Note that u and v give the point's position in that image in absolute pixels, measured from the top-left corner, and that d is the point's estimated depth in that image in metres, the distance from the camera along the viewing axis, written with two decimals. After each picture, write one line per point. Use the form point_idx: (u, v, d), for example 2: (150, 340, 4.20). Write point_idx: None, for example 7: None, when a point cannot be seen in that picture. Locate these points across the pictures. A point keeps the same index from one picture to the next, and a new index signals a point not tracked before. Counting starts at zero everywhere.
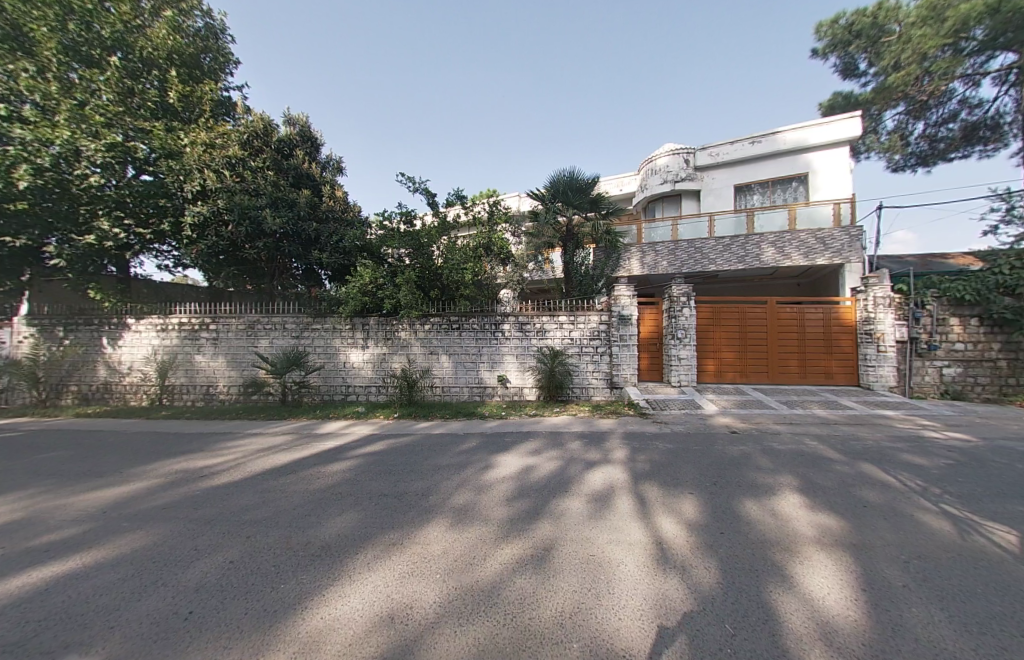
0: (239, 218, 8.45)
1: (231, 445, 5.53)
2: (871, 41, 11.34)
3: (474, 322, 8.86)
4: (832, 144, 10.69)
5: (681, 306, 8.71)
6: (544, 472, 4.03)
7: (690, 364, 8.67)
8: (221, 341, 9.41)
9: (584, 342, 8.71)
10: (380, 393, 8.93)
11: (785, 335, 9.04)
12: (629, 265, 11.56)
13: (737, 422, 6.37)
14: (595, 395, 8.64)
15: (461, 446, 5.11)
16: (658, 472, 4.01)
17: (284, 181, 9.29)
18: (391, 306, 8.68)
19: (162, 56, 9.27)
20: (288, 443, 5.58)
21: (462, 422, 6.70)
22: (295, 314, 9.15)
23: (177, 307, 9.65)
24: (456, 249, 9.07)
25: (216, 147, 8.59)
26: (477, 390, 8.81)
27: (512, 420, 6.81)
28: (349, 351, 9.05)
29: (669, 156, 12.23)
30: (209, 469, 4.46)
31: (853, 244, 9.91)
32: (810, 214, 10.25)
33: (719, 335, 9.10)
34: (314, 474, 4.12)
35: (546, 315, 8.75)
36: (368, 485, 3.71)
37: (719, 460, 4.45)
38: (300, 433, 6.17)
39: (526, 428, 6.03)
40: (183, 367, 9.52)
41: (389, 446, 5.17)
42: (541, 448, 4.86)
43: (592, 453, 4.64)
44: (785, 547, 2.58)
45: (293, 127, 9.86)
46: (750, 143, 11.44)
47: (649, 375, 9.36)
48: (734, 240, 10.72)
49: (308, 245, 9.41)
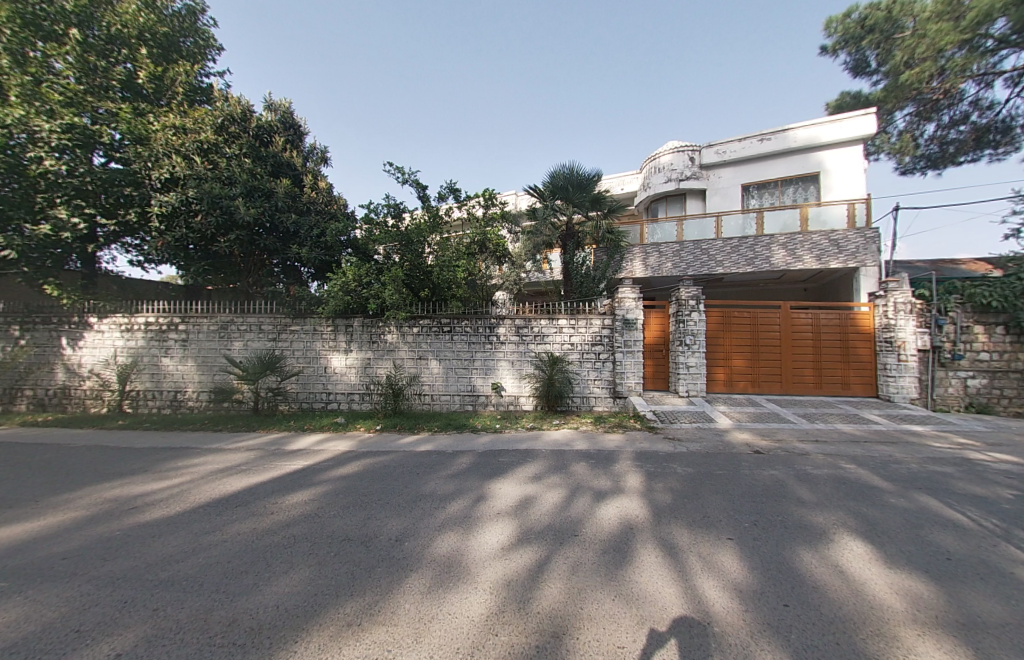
0: (209, 207, 7.68)
1: (184, 465, 4.78)
2: (884, 37, 10.92)
3: (466, 325, 8.20)
4: (845, 142, 10.19)
5: (690, 309, 8.09)
6: (546, 506, 3.34)
7: (699, 372, 8.02)
8: (190, 343, 8.65)
9: (585, 348, 8.07)
10: (364, 402, 8.21)
11: (800, 342, 8.45)
12: (631, 267, 10.94)
13: (758, 439, 5.74)
14: (597, 405, 7.98)
15: (448, 468, 4.40)
16: (683, 507, 3.35)
17: (262, 169, 8.53)
18: (376, 307, 7.98)
19: (133, 33, 8.48)
20: (251, 463, 4.83)
21: (451, 436, 6.01)
22: (272, 315, 8.42)
23: (143, 305, 8.84)
24: (448, 246, 8.33)
25: (188, 131, 7.89)
26: (469, 399, 8.13)
27: (507, 434, 6.12)
28: (331, 355, 8.33)
29: (673, 154, 11.70)
30: (145, 498, 3.72)
31: (869, 246, 9.38)
32: (823, 215, 9.72)
33: (729, 341, 8.48)
34: (269, 508, 3.40)
35: (544, 318, 8.10)
36: (330, 526, 2.99)
37: (751, 491, 3.79)
38: (268, 449, 5.43)
39: (524, 445, 5.34)
40: (148, 371, 8.73)
41: (364, 468, 4.44)
42: (541, 472, 4.19)
43: (601, 479, 3.97)
44: (875, 629, 1.93)
45: (274, 114, 9.20)
46: (759, 140, 10.93)
47: (654, 384, 8.69)
48: (742, 241, 10.17)
49: (288, 240, 8.68)
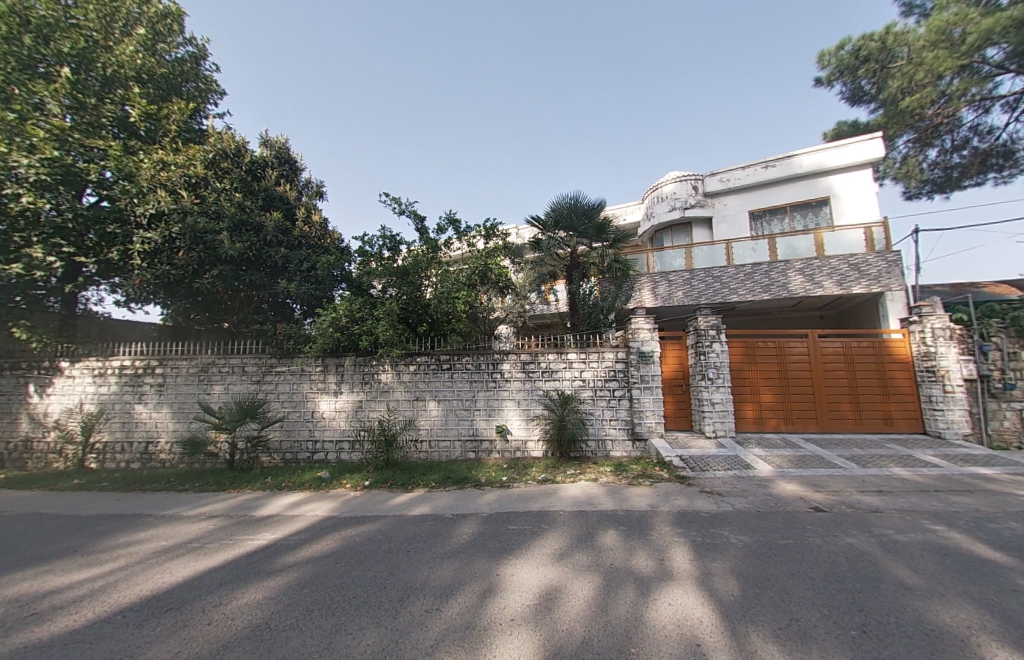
0: (191, 243, 7.22)
1: (124, 542, 3.90)
2: (880, 65, 11.14)
3: (467, 362, 7.52)
4: (853, 167, 9.99)
5: (711, 340, 7.43)
6: (577, 607, 2.49)
7: (726, 409, 7.23)
8: (167, 388, 7.95)
9: (598, 385, 7.35)
10: (353, 451, 7.36)
11: (833, 373, 7.71)
12: (640, 297, 10.41)
13: (810, 491, 4.90)
14: (614, 450, 7.14)
15: (446, 543, 3.53)
16: (758, 603, 2.51)
17: (252, 203, 8.15)
18: (368, 344, 7.32)
19: (128, 74, 8.48)
20: (207, 538, 3.95)
21: (451, 492, 5.17)
22: (257, 355, 7.79)
23: (120, 348, 8.20)
24: (448, 279, 7.63)
25: (176, 165, 7.61)
26: (471, 445, 7.29)
27: (516, 488, 5.28)
28: (319, 398, 7.61)
29: (676, 182, 11.50)
30: (52, 599, 2.84)
31: (892, 270, 8.89)
32: (840, 239, 9.29)
33: (756, 374, 7.72)
34: (207, 615, 2.54)
35: (552, 353, 7.44)
36: (280, 649, 2.15)
37: (835, 570, 2.96)
38: (233, 516, 4.57)
39: (536, 505, 4.49)
40: (119, 420, 7.97)
41: (344, 544, 3.58)
42: (562, 548, 3.33)
43: (641, 559, 3.11)
44: None
45: (269, 149, 8.98)
46: (763, 167, 10.74)
47: (675, 423, 7.87)
48: (756, 267, 9.69)
49: (276, 274, 8.17)
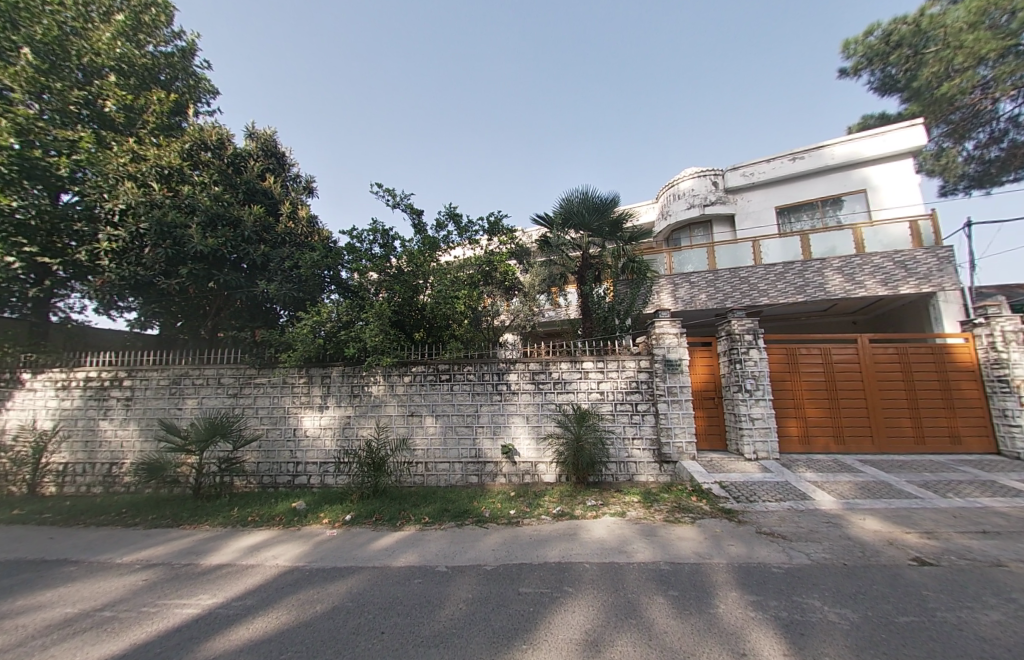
0: (159, 238, 6.47)
1: (16, 609, 2.96)
2: (913, 51, 10.38)
3: (468, 371, 6.63)
4: (890, 157, 9.15)
5: (747, 347, 6.49)
6: None
7: (769, 427, 6.24)
8: (135, 403, 7.13)
9: (618, 398, 6.41)
10: (339, 474, 6.43)
11: (888, 385, 6.72)
12: (659, 300, 9.48)
13: (896, 533, 3.90)
14: (639, 474, 6.15)
15: (436, 620, 2.56)
16: None
17: (231, 196, 7.40)
18: (355, 351, 6.41)
19: (105, 62, 7.92)
20: (126, 603, 3.00)
21: (446, 532, 4.21)
22: (234, 366, 6.96)
23: (87, 359, 7.41)
24: (448, 277, 6.78)
25: (147, 155, 6.94)
26: (473, 468, 6.35)
27: (528, 527, 4.32)
28: (302, 414, 6.73)
29: (694, 178, 10.68)
30: None
31: (944, 267, 7.96)
32: (881, 235, 8.39)
33: (799, 385, 6.73)
34: None
35: (565, 361, 6.54)
36: None
37: None
38: (172, 567, 3.63)
39: (554, 554, 3.52)
40: (82, 438, 7.14)
41: (296, 619, 2.62)
42: (594, 630, 2.36)
43: (715, 657, 2.13)
44: None
45: (255, 141, 8.28)
46: (790, 160, 9.92)
47: (707, 443, 6.87)
48: (788, 267, 8.79)
49: (257, 275, 7.37)
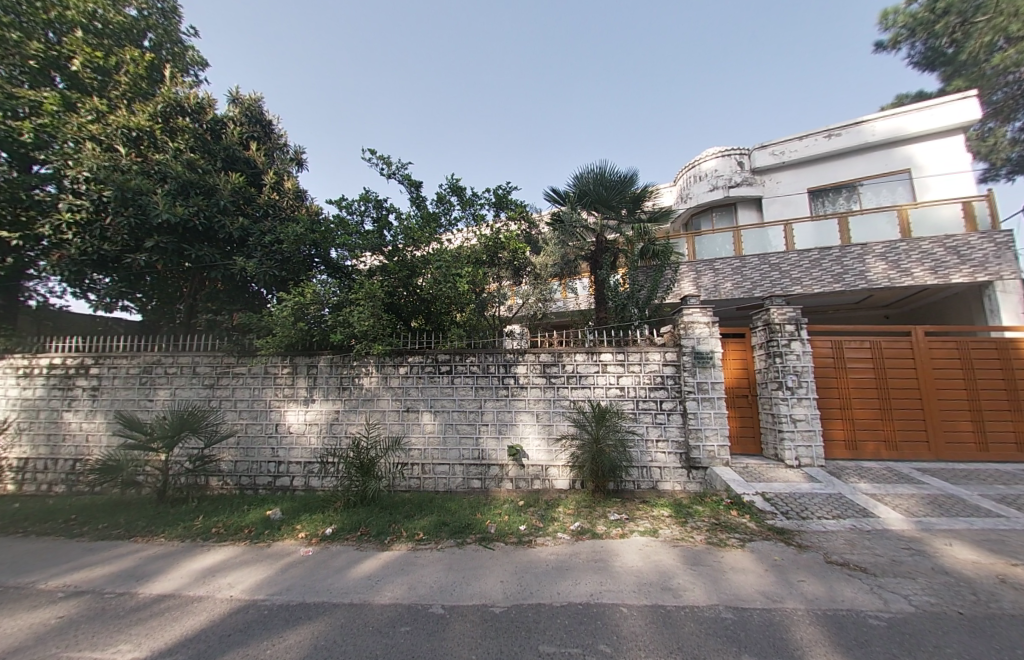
0: (120, 205, 5.72)
1: None
2: (961, 19, 9.42)
3: (471, 362, 5.88)
4: (938, 133, 8.30)
5: (789, 338, 5.71)
6: None
7: (813, 430, 5.48)
8: (102, 392, 6.43)
9: (641, 395, 5.66)
10: (324, 476, 5.71)
11: (946, 383, 5.94)
12: (680, 289, 8.68)
13: (1000, 565, 3.13)
14: (665, 481, 5.42)
15: None
16: None
17: (208, 164, 6.67)
18: (343, 338, 5.67)
19: (73, 16, 7.12)
20: (19, 655, 2.27)
21: (445, 556, 3.47)
22: (210, 354, 6.24)
23: (50, 344, 6.69)
24: (449, 256, 6.01)
25: (114, 116, 6.20)
26: (476, 472, 5.62)
27: (543, 549, 3.57)
28: (285, 409, 6.01)
29: (717, 158, 9.85)
30: None
31: (1003, 253, 7.12)
32: (929, 217, 7.59)
33: (846, 383, 5.96)
34: None
35: (581, 352, 5.78)
36: None
37: None
38: (101, 597, 2.90)
39: (581, 592, 2.75)
40: (43, 432, 6.45)
41: None
42: None
43: None
44: None
45: (238, 107, 7.50)
46: (825, 137, 9.07)
47: (740, 447, 6.14)
48: (824, 253, 7.98)
49: (235, 252, 6.63)
